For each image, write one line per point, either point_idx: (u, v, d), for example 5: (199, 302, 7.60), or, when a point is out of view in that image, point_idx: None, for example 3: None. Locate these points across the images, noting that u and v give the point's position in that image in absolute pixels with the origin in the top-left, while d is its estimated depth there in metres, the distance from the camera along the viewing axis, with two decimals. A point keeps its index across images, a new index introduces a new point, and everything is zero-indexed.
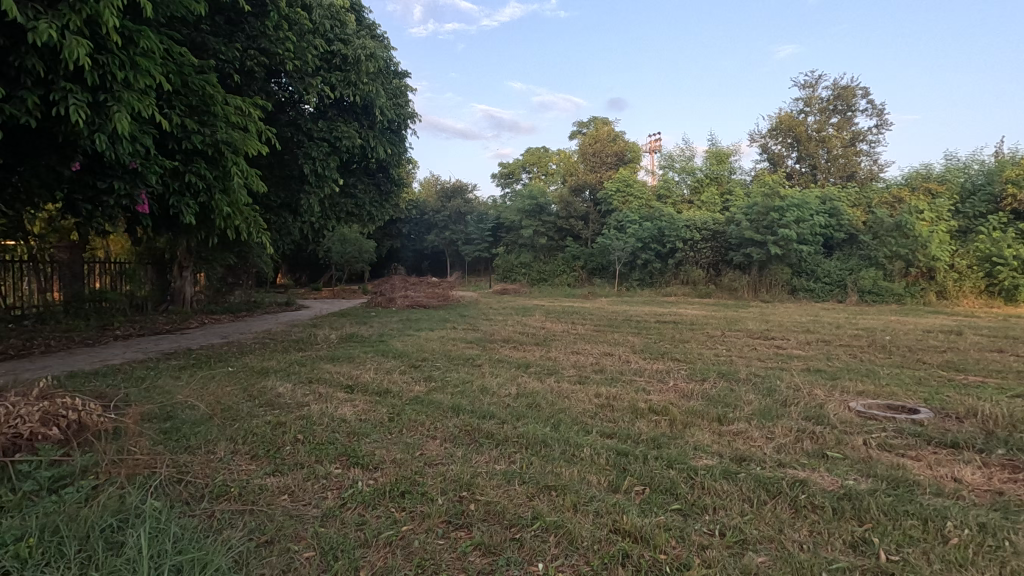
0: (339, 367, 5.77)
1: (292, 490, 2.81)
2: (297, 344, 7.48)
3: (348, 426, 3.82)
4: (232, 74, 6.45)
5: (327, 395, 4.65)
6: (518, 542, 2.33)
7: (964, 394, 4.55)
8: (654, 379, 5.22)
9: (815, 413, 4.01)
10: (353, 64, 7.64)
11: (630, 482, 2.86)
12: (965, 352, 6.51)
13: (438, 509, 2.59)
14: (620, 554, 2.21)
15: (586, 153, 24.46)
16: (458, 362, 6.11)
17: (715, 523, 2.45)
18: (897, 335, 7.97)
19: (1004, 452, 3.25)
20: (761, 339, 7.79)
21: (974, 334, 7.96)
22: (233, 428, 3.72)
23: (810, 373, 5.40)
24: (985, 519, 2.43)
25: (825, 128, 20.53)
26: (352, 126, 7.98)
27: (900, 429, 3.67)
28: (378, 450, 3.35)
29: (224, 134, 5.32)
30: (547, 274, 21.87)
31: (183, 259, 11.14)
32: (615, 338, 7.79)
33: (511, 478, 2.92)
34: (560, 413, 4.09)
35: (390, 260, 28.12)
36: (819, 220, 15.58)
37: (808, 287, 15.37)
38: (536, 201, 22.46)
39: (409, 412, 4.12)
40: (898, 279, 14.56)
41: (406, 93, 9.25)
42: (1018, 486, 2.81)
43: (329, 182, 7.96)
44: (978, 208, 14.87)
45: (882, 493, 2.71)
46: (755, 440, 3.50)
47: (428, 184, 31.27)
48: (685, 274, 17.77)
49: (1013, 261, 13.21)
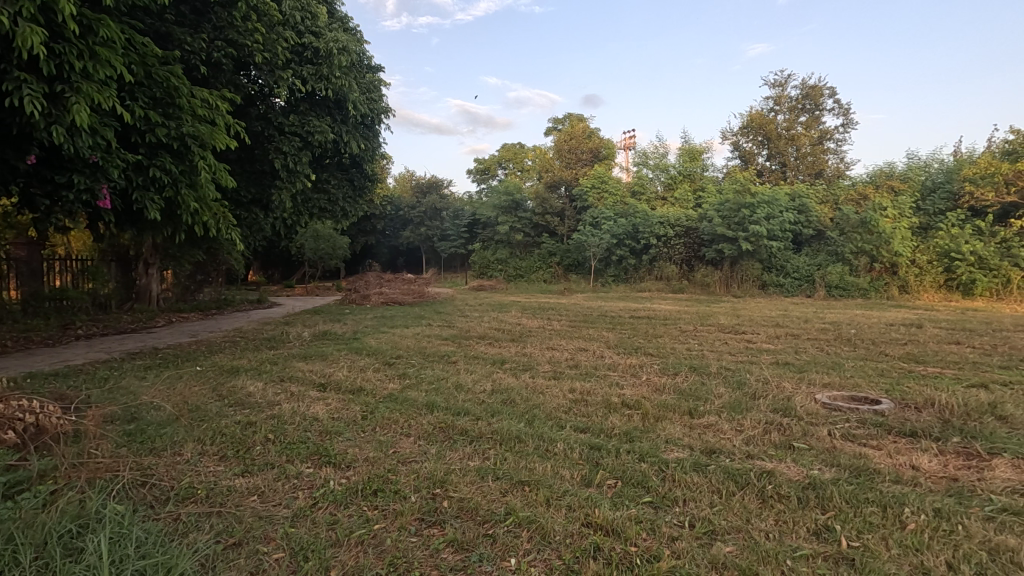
0: (312, 365, 5.70)
1: (262, 491, 2.76)
2: (269, 342, 7.34)
3: (320, 425, 3.77)
4: (199, 66, 6.28)
5: (299, 394, 4.59)
6: (491, 538, 2.33)
7: (923, 385, 4.72)
8: (627, 374, 5.28)
9: (783, 405, 4.11)
10: (325, 57, 7.51)
11: (602, 476, 2.89)
12: (924, 344, 6.76)
13: (410, 507, 2.58)
14: (591, 547, 2.24)
15: (561, 149, 24.49)
16: (434, 359, 6.08)
17: (685, 514, 2.50)
18: (861, 328, 8.22)
19: (959, 440, 3.38)
20: (733, 333, 7.97)
21: (933, 327, 8.27)
22: (200, 429, 3.64)
23: (778, 366, 5.54)
24: (940, 505, 2.52)
25: (795, 126, 20.94)
26: (324, 121, 7.85)
27: (863, 419, 3.79)
28: (351, 448, 3.32)
29: (190, 127, 5.17)
30: (523, 270, 21.89)
31: (149, 256, 10.82)
32: (590, 334, 7.86)
33: (485, 474, 2.93)
34: (535, 408, 4.12)
35: (365, 257, 27.81)
36: (789, 216, 15.85)
37: (777, 283, 15.75)
38: (512, 197, 22.46)
39: (383, 409, 4.10)
40: (863, 275, 14.95)
41: (379, 87, 9.15)
42: (971, 473, 2.93)
43: (302, 178, 7.83)
44: (938, 205, 15.47)
45: (845, 481, 2.80)
46: (725, 432, 3.57)
47: (403, 180, 30.97)
48: (658, 271, 18.01)
49: (970, 257, 13.73)
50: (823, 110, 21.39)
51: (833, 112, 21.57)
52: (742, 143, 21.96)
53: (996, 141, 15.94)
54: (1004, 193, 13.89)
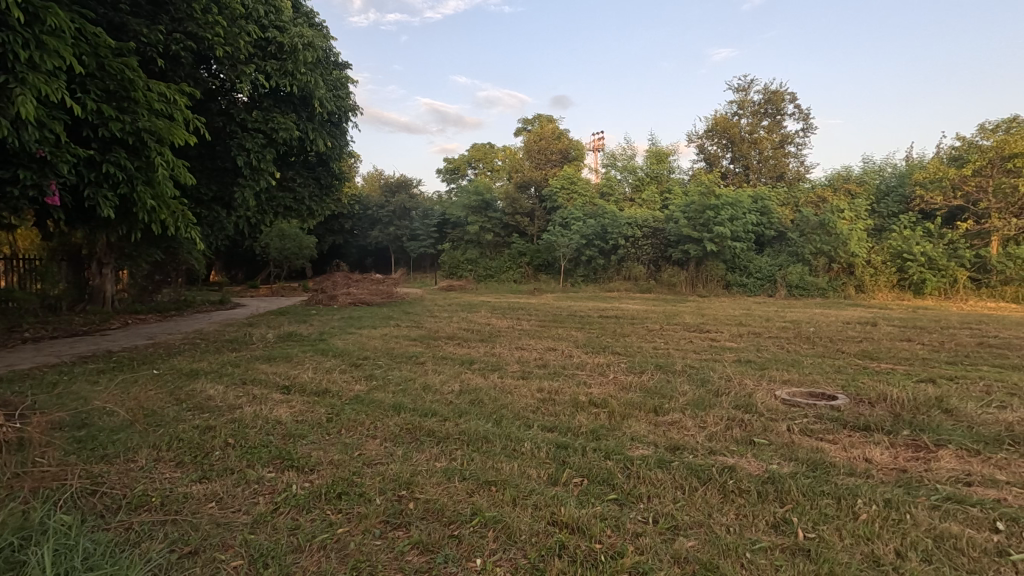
0: (276, 368, 5.57)
1: (221, 497, 2.68)
2: (231, 343, 7.15)
3: (283, 427, 3.69)
4: (156, 58, 6.08)
5: (262, 397, 4.47)
6: (457, 539, 2.32)
7: (876, 381, 4.91)
8: (595, 373, 5.33)
9: (744, 402, 4.22)
10: (289, 53, 7.33)
11: (568, 475, 2.90)
12: (879, 342, 7.03)
13: (375, 510, 2.54)
14: (557, 546, 2.24)
15: (531, 150, 24.55)
16: (401, 360, 6.02)
17: (649, 510, 2.53)
18: (820, 326, 8.50)
19: (909, 433, 3.53)
20: (699, 331, 8.11)
21: (886, 325, 8.61)
22: (156, 434, 3.52)
23: (740, 364, 5.66)
24: (890, 496, 2.63)
25: (757, 130, 21.51)
26: (289, 117, 7.67)
27: (820, 414, 3.92)
28: (315, 452, 3.25)
29: (146, 122, 4.98)
30: (493, 270, 21.81)
31: (103, 255, 10.39)
32: (559, 334, 7.91)
33: (451, 475, 2.91)
34: (502, 407, 4.13)
35: (332, 257, 27.32)
36: (751, 218, 16.27)
37: (741, 283, 16.17)
38: (481, 197, 22.41)
39: (349, 411, 4.04)
40: (822, 275, 15.42)
41: (346, 84, 9.02)
42: (919, 464, 3.07)
43: (266, 175, 7.62)
44: (891, 208, 16.22)
45: (801, 475, 2.88)
46: (688, 429, 3.64)
47: (370, 180, 30.57)
48: (627, 271, 18.25)
49: (921, 257, 14.34)
50: (784, 115, 21.99)
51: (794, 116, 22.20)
52: (707, 145, 22.45)
53: (944, 147, 16.70)
54: (951, 196, 14.63)
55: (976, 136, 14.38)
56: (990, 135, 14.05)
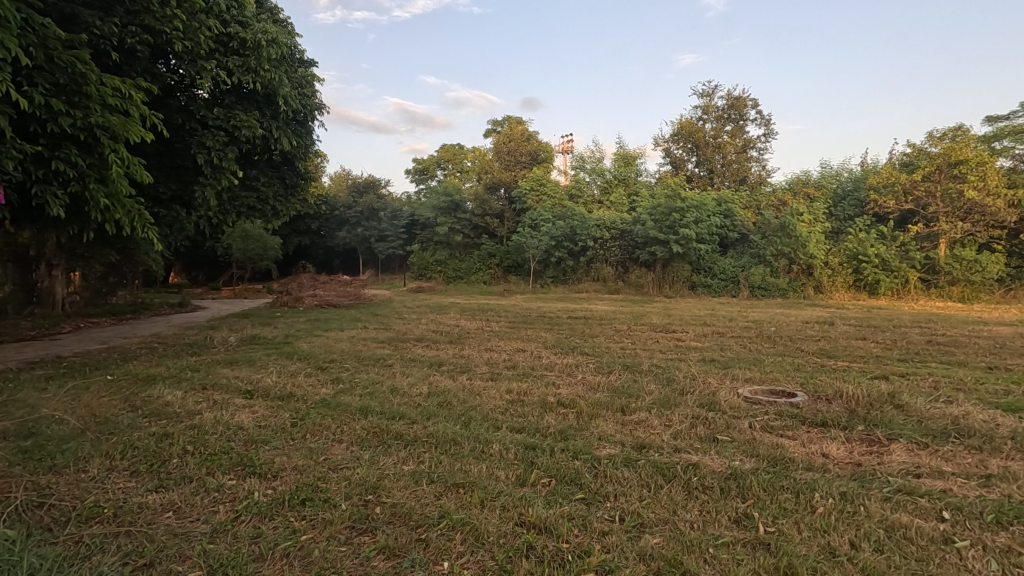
0: (238, 372, 5.41)
1: (178, 506, 2.59)
2: (191, 347, 6.93)
3: (245, 433, 3.60)
4: (110, 52, 5.86)
5: (223, 402, 4.35)
6: (424, 542, 2.30)
7: (833, 378, 5.09)
8: (564, 374, 5.36)
9: (708, 400, 4.31)
10: (252, 49, 7.14)
11: (536, 475, 2.92)
12: (835, 340, 7.30)
13: (341, 515, 2.50)
14: (524, 547, 2.25)
15: (500, 151, 24.59)
16: (369, 362, 5.94)
17: (616, 509, 2.56)
18: (780, 326, 8.78)
19: (863, 428, 3.67)
20: (666, 331, 8.27)
21: (843, 324, 8.95)
22: (109, 442, 3.38)
23: (704, 363, 5.79)
24: (845, 489, 2.73)
25: (721, 135, 22.03)
26: (252, 115, 7.48)
27: (780, 411, 4.04)
28: (278, 457, 3.18)
29: (99, 117, 4.77)
30: (463, 272, 21.73)
31: (52, 256, 9.93)
32: (528, 335, 7.93)
33: (419, 478, 2.88)
34: (471, 409, 4.11)
35: (298, 258, 26.77)
36: (715, 221, 16.68)
37: (705, 283, 16.54)
38: (451, 198, 22.30)
39: (314, 415, 3.96)
40: (782, 275, 15.89)
41: (312, 82, 8.86)
42: (873, 458, 3.19)
43: (228, 174, 7.41)
44: (847, 212, 16.88)
45: (762, 471, 2.96)
46: (654, 428, 3.70)
47: (337, 179, 30.06)
48: (595, 272, 18.47)
49: (875, 259, 14.93)
50: (747, 121, 22.56)
51: (756, 122, 22.83)
52: (673, 149, 22.93)
53: (896, 153, 17.44)
54: (903, 201, 15.34)
55: (926, 144, 15.13)
56: (937, 142, 14.80)
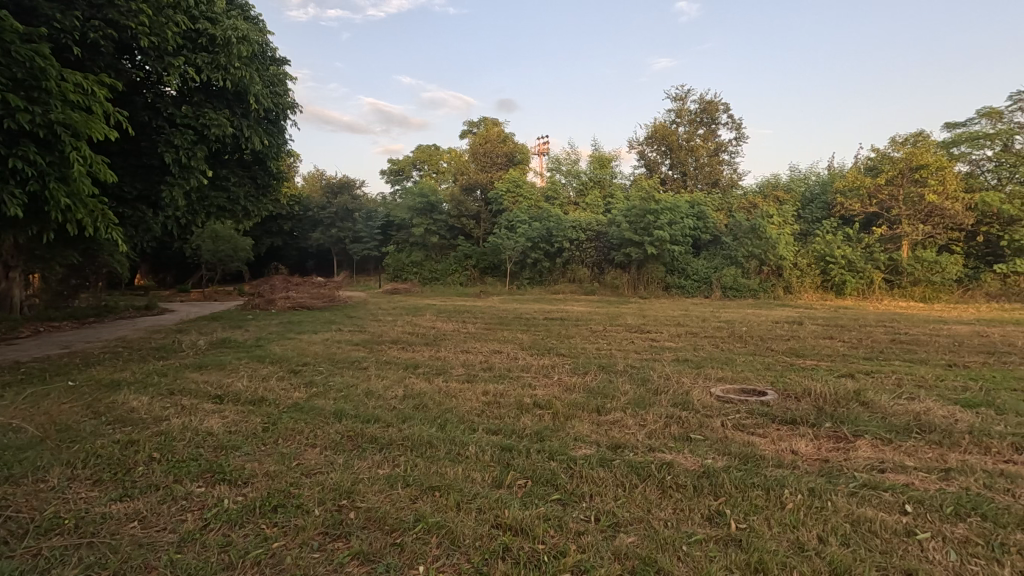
0: (207, 376, 5.28)
1: (144, 516, 2.51)
2: (158, 351, 6.74)
3: (215, 439, 3.51)
4: (71, 46, 5.67)
5: (191, 407, 4.23)
6: (399, 546, 2.28)
7: (802, 376, 5.22)
8: (540, 375, 5.38)
9: (681, 399, 4.38)
10: (222, 46, 6.99)
11: (513, 476, 2.92)
12: (804, 339, 7.49)
13: (314, 521, 2.46)
14: (500, 548, 2.25)
15: (476, 152, 24.56)
16: (344, 365, 5.86)
17: (591, 509, 2.58)
18: (751, 325, 8.97)
19: (830, 425, 3.77)
20: (641, 332, 8.36)
21: (811, 323, 9.19)
22: (70, 451, 3.26)
23: (678, 363, 5.88)
24: (814, 484, 2.80)
25: (694, 138, 22.39)
26: (222, 113, 7.32)
27: (752, 409, 4.12)
28: (249, 463, 3.11)
29: (60, 113, 4.61)
30: (439, 273, 21.61)
31: (9, 258, 9.54)
32: (504, 336, 7.94)
33: (394, 482, 2.85)
34: (447, 412, 4.09)
35: (270, 259, 26.27)
36: (688, 223, 16.95)
37: (679, 284, 16.79)
38: (426, 198, 22.18)
39: (286, 420, 3.88)
40: (753, 276, 16.22)
41: (284, 81, 8.71)
42: (839, 454, 3.28)
43: (197, 174, 7.23)
44: (815, 214, 17.35)
45: (734, 468, 3.02)
46: (629, 428, 3.73)
47: (310, 179, 29.61)
48: (571, 273, 18.57)
49: (841, 260, 15.37)
50: (718, 124, 22.98)
51: (727, 125, 23.26)
52: (647, 152, 23.21)
53: (861, 157, 17.97)
54: (868, 204, 15.81)
55: (889, 148, 15.64)
56: (900, 147, 15.34)
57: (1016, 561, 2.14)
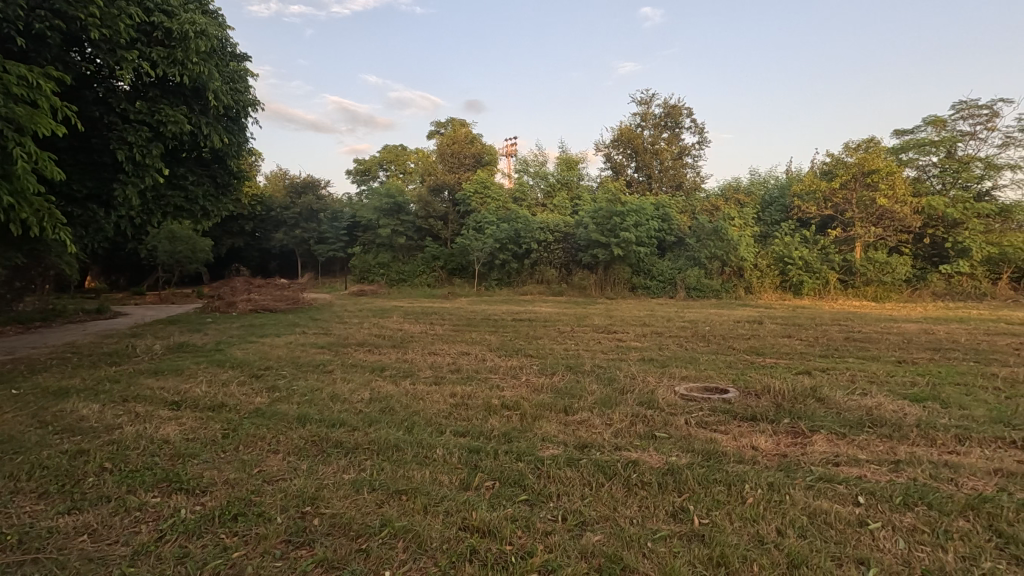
0: (163, 382, 5.09)
1: (94, 529, 2.41)
2: (111, 357, 6.46)
3: (171, 447, 3.39)
4: (15, 37, 5.39)
5: (146, 415, 4.07)
6: (365, 552, 2.25)
7: (762, 374, 5.37)
8: (508, 376, 5.38)
9: (647, 398, 4.45)
10: (179, 40, 6.77)
11: (480, 478, 2.91)
12: (764, 338, 7.71)
13: (276, 529, 2.40)
14: (468, 551, 2.24)
15: (443, 153, 24.43)
16: (308, 369, 5.75)
17: (558, 509, 2.60)
18: (714, 325, 9.18)
19: (788, 421, 3.90)
20: (607, 332, 8.46)
21: (770, 323, 9.48)
22: (13, 463, 3.09)
23: (644, 363, 5.98)
24: (772, 479, 2.88)
25: (659, 142, 22.82)
26: (179, 110, 7.08)
27: (714, 407, 4.23)
28: (208, 471, 3.01)
29: (2, 107, 4.37)
30: (406, 274, 21.36)
31: None
32: (472, 338, 7.92)
33: (360, 487, 2.81)
34: (414, 414, 4.05)
35: (231, 261, 25.50)
36: (653, 225, 17.26)
37: (645, 285, 17.04)
38: (393, 199, 21.93)
39: (248, 426, 3.78)
40: (716, 277, 16.59)
41: (245, 77, 8.49)
42: (797, 449, 3.39)
43: (152, 172, 6.97)
44: (774, 217, 17.89)
45: (697, 465, 3.09)
46: (596, 427, 3.78)
47: (273, 178, 28.90)
48: (539, 274, 18.64)
49: (799, 261, 15.90)
50: (682, 129, 23.46)
51: (691, 130, 23.78)
52: (613, 154, 23.53)
53: (817, 162, 18.65)
54: (824, 207, 16.42)
55: (843, 154, 16.30)
56: (853, 153, 16.01)
57: (958, 546, 2.26)
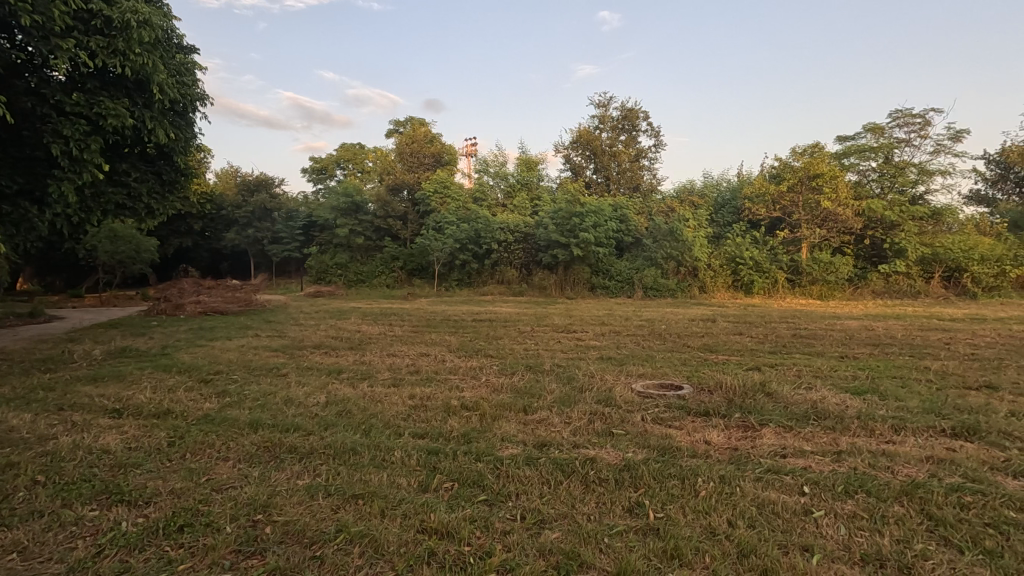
0: (103, 390, 4.82)
1: (24, 546, 2.26)
2: (44, 363, 6.08)
3: (112, 457, 3.22)
4: None
5: (84, 424, 3.85)
6: (319, 559, 2.19)
7: (715, 371, 5.54)
8: (468, 376, 5.37)
9: (604, 396, 4.53)
10: (120, 30, 6.44)
11: (439, 480, 2.89)
12: (717, 336, 7.97)
13: (225, 539, 2.31)
14: (425, 553, 2.22)
15: (403, 152, 24.15)
16: (261, 372, 5.57)
17: (517, 508, 2.60)
18: (670, 324, 9.40)
19: (739, 416, 4.03)
20: (567, 332, 8.55)
21: (723, 321, 9.80)
22: None
23: (602, 361, 6.07)
24: (723, 472, 2.98)
25: (617, 144, 23.21)
26: (122, 103, 6.74)
27: (669, 403, 4.34)
28: (152, 481, 2.87)
29: None
30: (364, 275, 20.95)
31: None
32: (432, 339, 7.86)
33: (315, 492, 2.74)
34: (372, 417, 3.99)
35: (179, 261, 24.43)
36: (612, 225, 17.55)
37: (604, 285, 17.29)
38: (351, 198, 21.51)
39: (195, 433, 3.63)
40: (672, 277, 16.96)
41: (192, 70, 8.16)
42: (747, 442, 3.51)
43: (90, 167, 6.64)
44: (726, 218, 18.50)
45: (653, 460, 3.16)
46: (554, 426, 3.81)
47: (224, 176, 27.88)
48: (500, 275, 18.64)
49: (750, 261, 16.47)
50: (639, 132, 23.94)
51: (648, 133, 24.29)
52: (572, 156, 23.78)
53: (766, 166, 19.37)
54: (773, 209, 17.08)
55: (791, 158, 16.99)
56: (800, 157, 16.71)
57: (893, 530, 2.39)
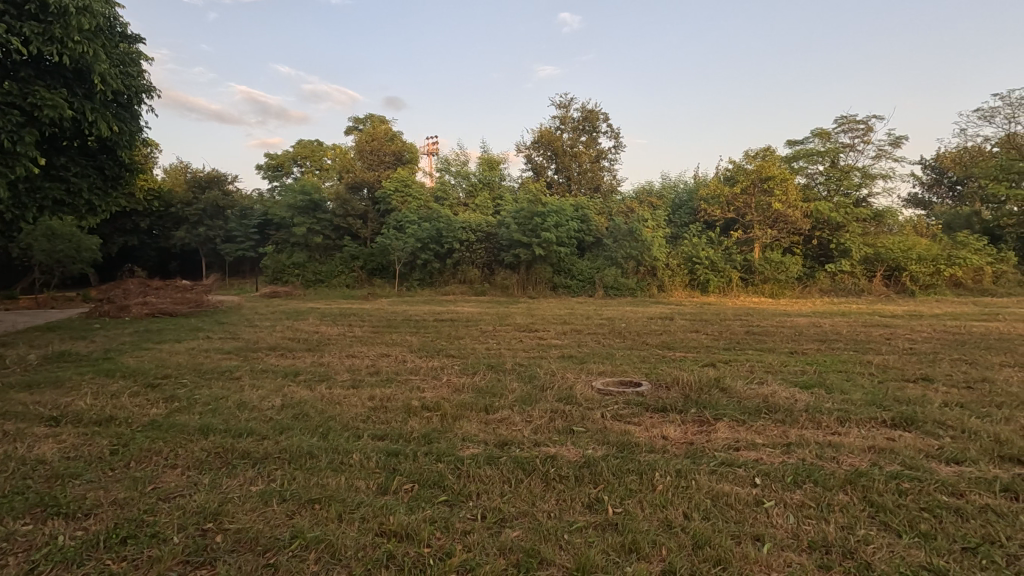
0: (39, 396, 4.55)
1: None
2: None
3: (48, 467, 3.04)
4: None
5: (17, 433, 3.62)
6: (273, 567, 2.13)
7: (673, 367, 5.67)
8: (429, 377, 5.32)
9: (565, 394, 4.56)
10: (57, 15, 6.10)
11: (398, 482, 2.85)
12: (674, 334, 8.16)
13: (172, 549, 2.22)
14: (384, 557, 2.18)
15: (362, 150, 23.71)
16: (213, 376, 5.37)
17: (478, 507, 2.60)
18: (629, 322, 9.57)
19: (696, 411, 4.14)
20: (529, 331, 8.57)
21: (680, 319, 10.04)
22: None
23: (563, 360, 6.12)
24: (680, 466, 3.05)
25: (577, 145, 23.45)
26: (59, 93, 6.38)
27: (629, 400, 4.41)
28: (92, 492, 2.73)
29: None
30: (323, 275, 20.46)
31: None
32: (392, 339, 7.74)
33: (269, 498, 2.66)
34: (331, 420, 3.90)
35: (123, 261, 23.26)
36: (573, 225, 17.74)
37: (566, 284, 17.42)
38: (309, 196, 20.97)
39: (140, 440, 3.46)
40: (632, 276, 17.21)
41: (137, 61, 7.79)
42: (703, 437, 3.60)
43: (25, 161, 6.26)
44: (683, 219, 18.98)
45: (611, 456, 3.20)
46: (516, 425, 3.82)
47: (173, 172, 26.73)
48: (462, 274, 18.51)
49: (706, 261, 16.91)
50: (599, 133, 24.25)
51: (608, 134, 24.63)
52: (534, 156, 23.88)
53: (721, 168, 19.96)
54: (727, 210, 17.61)
55: (745, 161, 17.56)
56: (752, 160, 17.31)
57: (838, 517, 2.50)
